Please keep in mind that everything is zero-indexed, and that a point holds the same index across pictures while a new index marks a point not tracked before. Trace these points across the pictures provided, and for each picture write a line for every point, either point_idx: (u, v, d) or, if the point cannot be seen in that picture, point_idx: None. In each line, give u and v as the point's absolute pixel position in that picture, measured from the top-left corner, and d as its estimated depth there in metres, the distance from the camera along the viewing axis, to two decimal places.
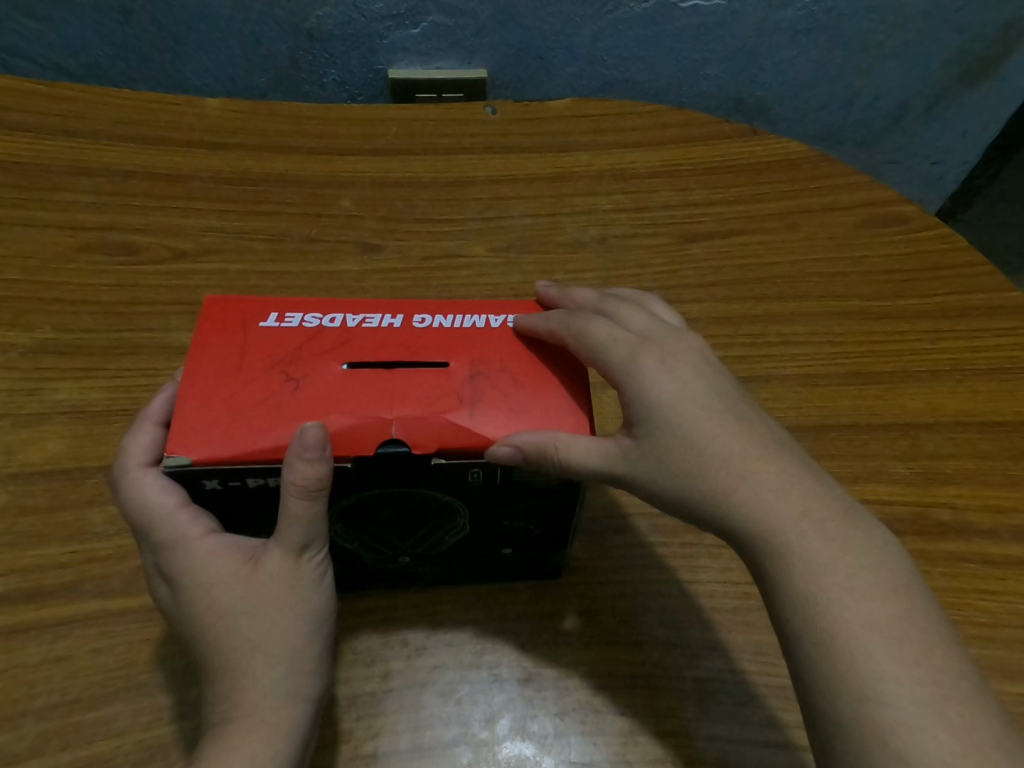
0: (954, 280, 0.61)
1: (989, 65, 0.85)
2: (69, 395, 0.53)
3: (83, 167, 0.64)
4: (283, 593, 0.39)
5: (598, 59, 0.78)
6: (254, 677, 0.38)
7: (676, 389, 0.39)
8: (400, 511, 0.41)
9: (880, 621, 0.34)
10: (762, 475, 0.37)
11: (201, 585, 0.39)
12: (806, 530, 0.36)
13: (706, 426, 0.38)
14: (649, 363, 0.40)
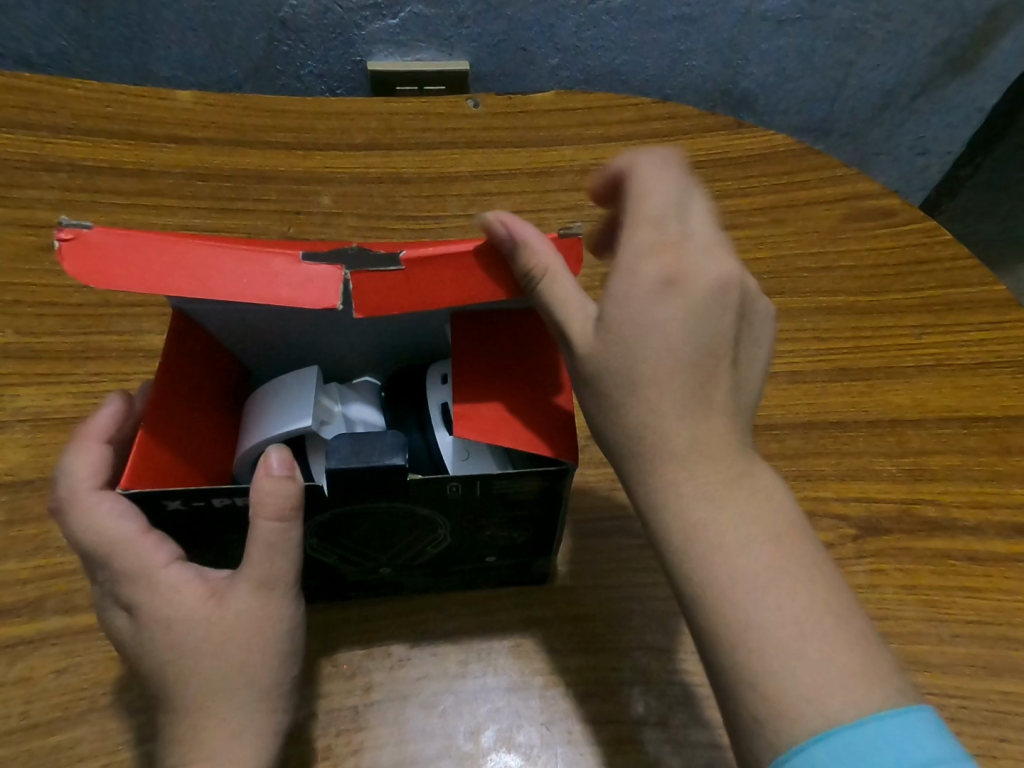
0: (940, 274, 0.60)
1: (974, 53, 0.84)
2: (32, 400, 0.51)
3: (44, 162, 0.61)
4: (249, 630, 0.37)
5: (582, 49, 0.76)
6: (216, 720, 0.36)
7: (665, 302, 0.34)
8: (379, 522, 0.39)
9: (766, 602, 0.32)
10: (708, 428, 0.34)
11: (163, 622, 0.37)
12: (723, 494, 0.33)
13: (676, 350, 0.34)
14: (652, 262, 0.35)
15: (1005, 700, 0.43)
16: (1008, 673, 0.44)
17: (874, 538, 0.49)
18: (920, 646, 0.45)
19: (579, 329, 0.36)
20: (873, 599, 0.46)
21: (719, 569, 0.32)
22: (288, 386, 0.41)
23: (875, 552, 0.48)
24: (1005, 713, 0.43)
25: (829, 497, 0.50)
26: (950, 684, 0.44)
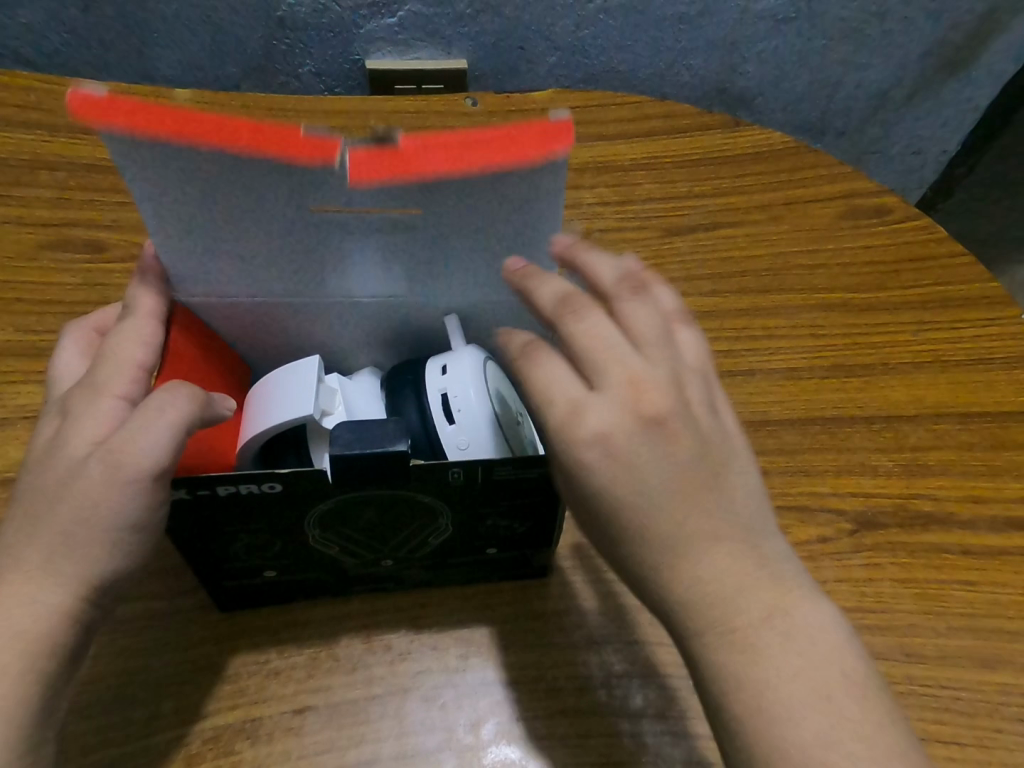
0: (935, 271, 0.61)
1: (968, 52, 0.84)
2: (31, 396, 0.51)
3: (42, 160, 0.62)
4: (78, 459, 0.35)
5: (580, 47, 0.77)
6: (25, 532, 0.35)
7: (617, 454, 0.33)
8: (381, 512, 0.40)
9: (800, 738, 0.30)
10: (701, 571, 0.32)
11: (42, 451, 0.36)
12: (732, 630, 0.32)
13: (638, 501, 0.33)
14: (587, 430, 0.33)
15: (1000, 692, 0.44)
16: (1003, 665, 0.45)
17: (870, 532, 0.49)
18: (916, 639, 0.45)
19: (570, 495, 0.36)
20: (869, 593, 0.47)
21: (750, 716, 0.31)
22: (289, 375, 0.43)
23: (871, 546, 0.48)
24: (1000, 705, 0.43)
25: (825, 492, 0.51)
26: (945, 676, 0.44)
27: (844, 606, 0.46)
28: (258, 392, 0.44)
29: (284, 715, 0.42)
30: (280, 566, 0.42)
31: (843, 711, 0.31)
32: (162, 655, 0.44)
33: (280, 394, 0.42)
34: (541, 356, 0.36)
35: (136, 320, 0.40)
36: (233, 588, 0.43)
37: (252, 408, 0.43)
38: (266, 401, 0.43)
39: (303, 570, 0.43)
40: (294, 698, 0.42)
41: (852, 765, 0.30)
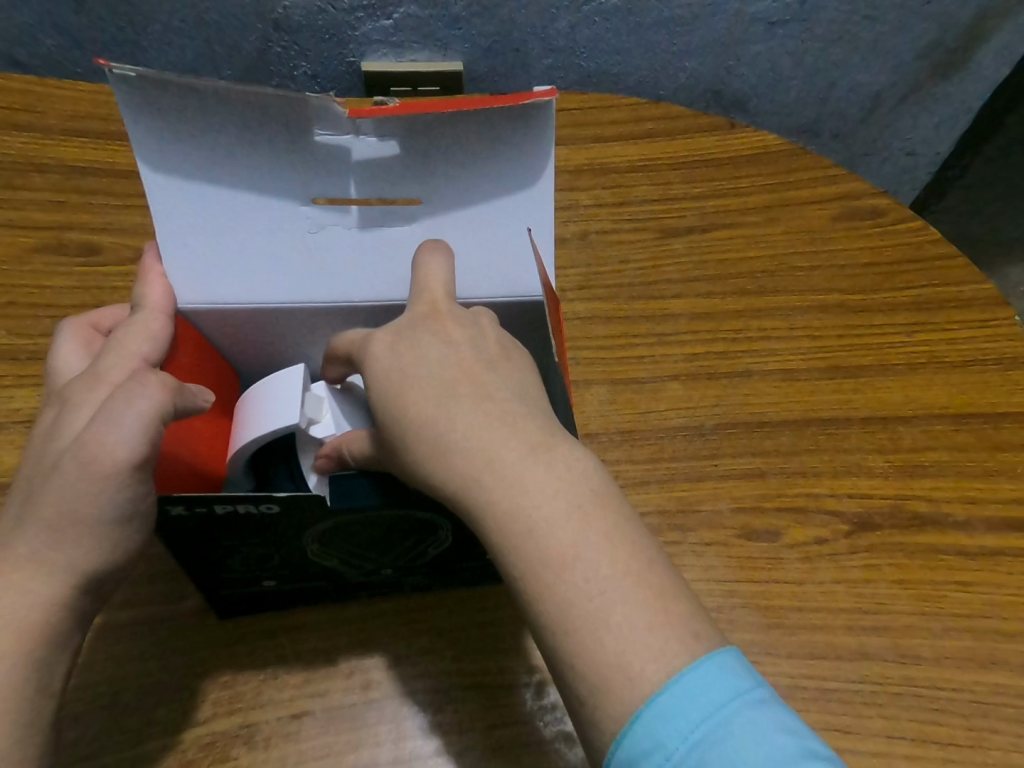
0: (930, 272, 0.61)
1: (961, 55, 0.85)
2: (26, 401, 0.51)
3: (36, 163, 0.61)
4: (63, 450, 0.35)
5: (576, 49, 0.77)
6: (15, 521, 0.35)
7: (391, 368, 0.37)
8: (381, 527, 0.39)
9: (542, 561, 0.32)
10: (448, 445, 0.34)
11: (37, 438, 0.38)
12: (475, 487, 0.33)
13: (407, 400, 0.36)
14: (381, 352, 0.38)
15: (996, 693, 0.44)
16: (999, 666, 0.45)
17: (867, 533, 0.49)
18: (912, 640, 0.45)
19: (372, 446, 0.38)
20: (866, 594, 0.47)
21: (507, 559, 0.32)
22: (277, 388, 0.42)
23: (868, 547, 0.49)
24: (997, 706, 0.43)
25: (822, 493, 0.51)
26: (941, 677, 0.44)
27: (842, 607, 0.47)
28: (247, 410, 0.43)
29: (281, 720, 0.42)
30: (278, 576, 0.42)
31: (587, 531, 0.32)
32: (158, 661, 0.43)
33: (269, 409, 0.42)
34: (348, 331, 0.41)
35: (146, 314, 0.42)
36: (232, 597, 0.43)
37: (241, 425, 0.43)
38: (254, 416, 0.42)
39: (302, 580, 0.43)
40: (291, 703, 0.42)
41: (627, 606, 0.31)
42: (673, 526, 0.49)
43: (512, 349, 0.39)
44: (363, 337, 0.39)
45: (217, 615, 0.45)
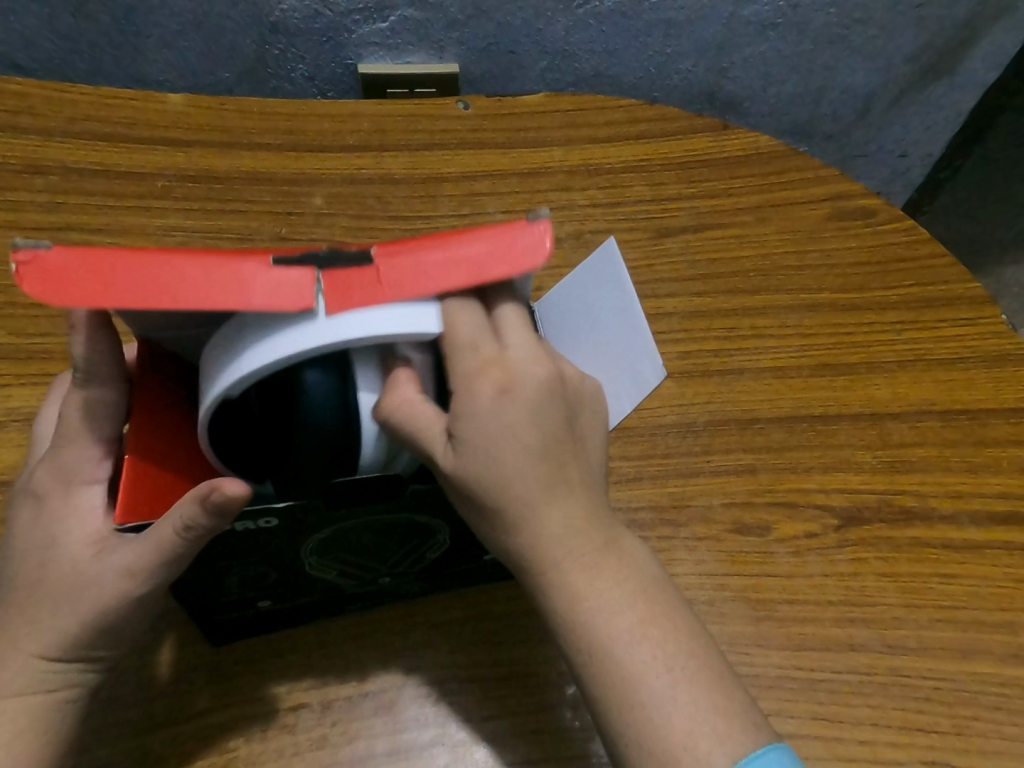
0: (919, 272, 0.62)
1: (952, 56, 0.86)
2: (26, 400, 0.52)
3: (35, 164, 0.62)
4: (67, 571, 0.37)
5: (570, 51, 0.77)
6: (11, 633, 0.37)
7: (497, 422, 0.36)
8: (379, 534, 0.40)
9: (612, 638, 0.35)
10: (538, 525, 0.36)
11: (23, 536, 0.39)
12: (554, 566, 0.36)
13: (510, 469, 0.36)
14: (487, 378, 0.36)
15: (981, 682, 0.45)
16: (982, 656, 0.46)
17: (856, 527, 0.50)
18: (898, 631, 0.46)
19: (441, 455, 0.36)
20: (853, 586, 0.48)
21: (573, 629, 0.36)
22: (393, 280, 0.35)
23: (856, 541, 0.50)
24: (980, 695, 0.44)
25: (812, 488, 0.52)
26: (927, 668, 0.45)
27: (830, 600, 0.47)
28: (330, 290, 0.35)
29: (279, 712, 0.43)
30: (277, 592, 0.42)
31: (653, 629, 0.36)
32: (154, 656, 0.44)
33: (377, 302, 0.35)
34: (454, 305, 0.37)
35: (97, 384, 0.39)
36: (226, 622, 0.43)
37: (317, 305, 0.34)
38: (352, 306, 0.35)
39: (300, 594, 0.43)
40: (289, 695, 0.43)
41: (685, 686, 0.35)
42: (665, 521, 0.50)
43: (596, 400, 0.40)
44: (469, 344, 0.36)
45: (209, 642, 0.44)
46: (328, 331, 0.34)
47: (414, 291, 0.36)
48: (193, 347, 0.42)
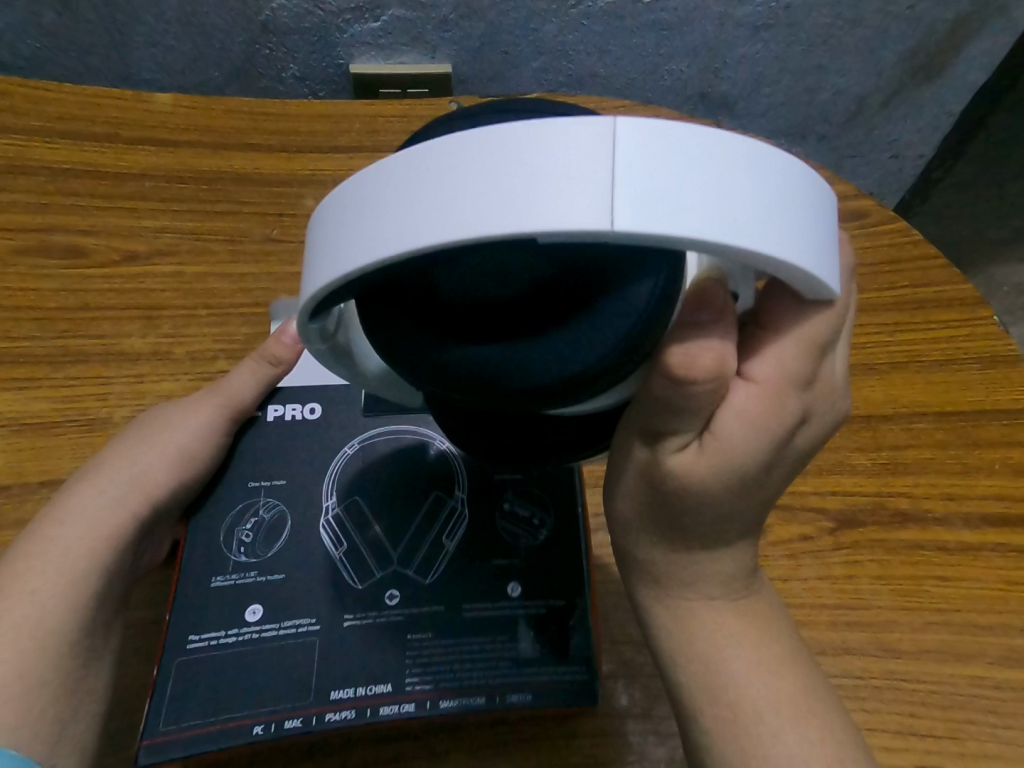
0: (912, 273, 0.62)
1: (942, 59, 0.86)
2: (13, 405, 0.52)
3: (19, 165, 0.61)
4: (172, 417, 0.48)
5: (563, 52, 0.77)
6: (110, 474, 0.45)
7: (761, 458, 0.34)
8: (393, 478, 0.48)
9: (744, 680, 0.36)
10: (710, 557, 0.38)
11: (133, 430, 0.48)
12: (700, 593, 0.38)
13: (736, 501, 0.35)
14: (783, 398, 0.34)
15: (975, 685, 0.45)
16: (977, 658, 0.46)
17: (850, 529, 0.50)
18: (892, 634, 0.46)
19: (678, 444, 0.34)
20: (848, 589, 0.48)
21: (697, 649, 0.37)
22: (642, 148, 0.25)
23: (851, 544, 0.49)
24: (975, 698, 0.44)
25: (807, 490, 0.52)
26: (922, 671, 0.45)
27: (824, 603, 0.47)
28: (524, 140, 0.25)
29: None
30: (271, 593, 0.44)
31: (803, 720, 0.35)
32: None
33: (578, 182, 0.24)
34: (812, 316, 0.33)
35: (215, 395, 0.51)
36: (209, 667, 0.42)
37: (494, 165, 0.25)
38: (539, 175, 0.25)
39: (286, 618, 0.44)
40: None
41: (822, 751, 0.35)
42: None
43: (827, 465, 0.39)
44: (782, 355, 0.34)
45: (141, 741, 0.40)
46: (486, 214, 0.25)
47: (674, 176, 0.25)
48: None
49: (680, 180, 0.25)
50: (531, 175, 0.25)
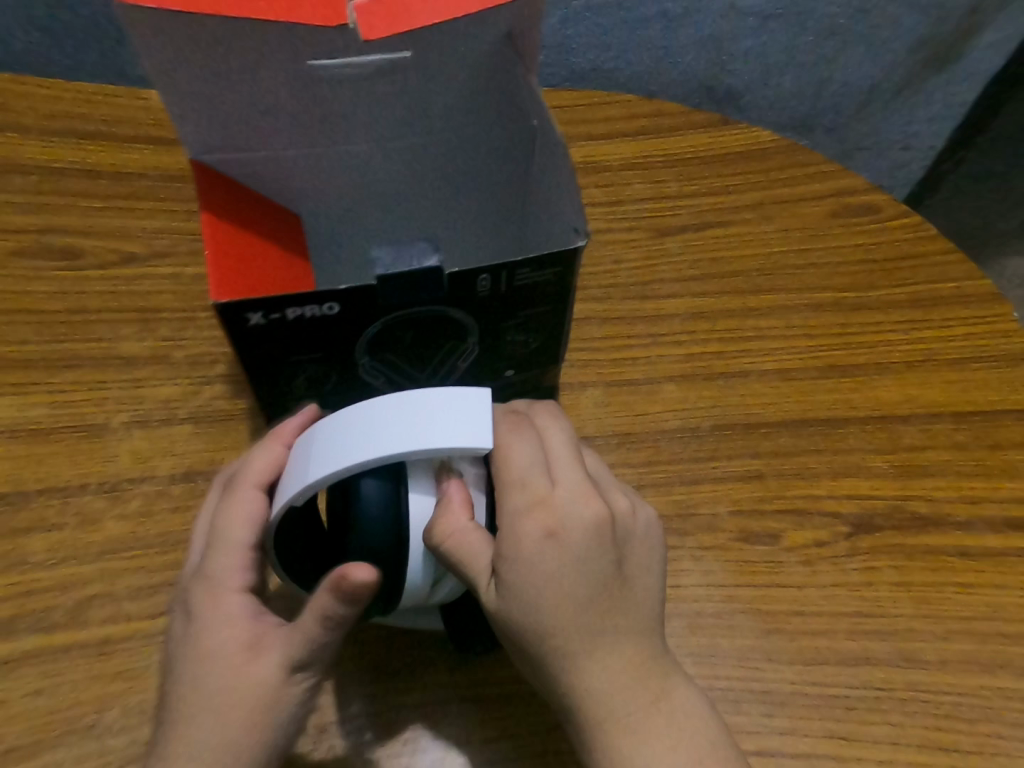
0: (926, 270, 0.60)
1: (952, 49, 0.84)
2: (6, 412, 0.50)
3: (12, 164, 0.59)
4: (237, 659, 0.36)
5: (566, 46, 0.75)
6: (206, 681, 0.36)
7: (541, 577, 0.36)
8: (418, 335, 0.44)
9: None
10: (573, 674, 0.36)
11: (181, 656, 0.37)
12: (591, 713, 0.36)
13: (554, 618, 0.36)
14: (534, 522, 0.37)
15: (1003, 698, 0.43)
16: (1004, 670, 0.44)
17: (870, 534, 0.48)
18: (916, 644, 0.45)
19: (483, 594, 0.37)
20: (868, 597, 0.46)
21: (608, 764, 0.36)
22: (437, 399, 0.37)
23: (869, 549, 0.48)
24: (1003, 711, 0.43)
25: (823, 495, 0.50)
26: (946, 683, 0.44)
27: (844, 612, 0.46)
28: (359, 413, 0.37)
29: None
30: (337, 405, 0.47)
31: None
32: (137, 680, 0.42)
33: (394, 430, 0.37)
34: (507, 447, 0.39)
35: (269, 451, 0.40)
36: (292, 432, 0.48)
37: (348, 426, 0.37)
38: (389, 426, 0.37)
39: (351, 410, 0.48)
40: None
41: None
42: (670, 531, 0.48)
43: (647, 537, 0.40)
44: (512, 487, 0.38)
45: None
46: (338, 455, 0.36)
47: (452, 414, 0.37)
48: (329, 89, 0.48)
49: (457, 417, 0.37)
50: (371, 428, 0.37)
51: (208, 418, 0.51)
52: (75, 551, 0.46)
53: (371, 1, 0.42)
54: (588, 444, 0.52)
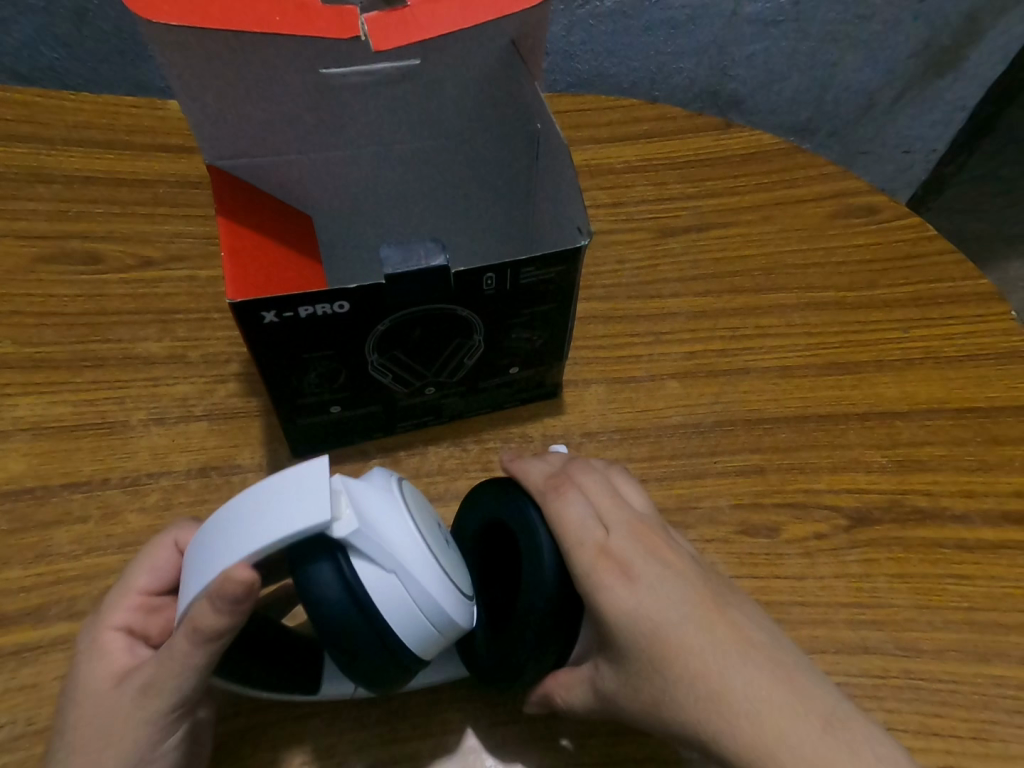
0: (925, 269, 0.61)
1: (955, 53, 0.85)
2: (31, 411, 0.52)
3: (35, 173, 0.62)
4: (104, 702, 0.37)
5: (571, 53, 0.77)
6: (81, 716, 0.37)
7: (632, 618, 0.36)
8: (426, 332, 0.46)
9: None
10: (699, 694, 0.34)
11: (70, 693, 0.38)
12: (738, 726, 0.33)
13: (658, 650, 0.35)
14: (607, 565, 0.38)
15: (998, 685, 0.44)
16: (999, 657, 0.45)
17: (867, 527, 0.50)
18: (913, 633, 0.46)
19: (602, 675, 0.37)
20: (866, 588, 0.47)
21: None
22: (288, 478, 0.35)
23: (866, 542, 0.49)
24: (997, 696, 0.44)
25: (821, 489, 0.51)
26: (942, 670, 0.45)
27: (842, 602, 0.47)
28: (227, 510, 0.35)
29: (287, 721, 0.43)
30: (347, 401, 0.49)
31: None
32: None
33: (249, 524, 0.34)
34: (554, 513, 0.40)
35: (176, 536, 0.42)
36: (305, 429, 0.50)
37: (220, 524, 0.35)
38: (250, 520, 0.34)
39: (360, 406, 0.50)
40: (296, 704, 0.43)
41: None
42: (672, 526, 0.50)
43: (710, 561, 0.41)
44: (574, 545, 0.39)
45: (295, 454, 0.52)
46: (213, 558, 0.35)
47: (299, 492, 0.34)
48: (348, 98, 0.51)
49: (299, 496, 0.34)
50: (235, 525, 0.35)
51: (225, 415, 0.53)
52: (98, 543, 0.48)
53: (386, 13, 0.44)
54: (592, 441, 0.53)
